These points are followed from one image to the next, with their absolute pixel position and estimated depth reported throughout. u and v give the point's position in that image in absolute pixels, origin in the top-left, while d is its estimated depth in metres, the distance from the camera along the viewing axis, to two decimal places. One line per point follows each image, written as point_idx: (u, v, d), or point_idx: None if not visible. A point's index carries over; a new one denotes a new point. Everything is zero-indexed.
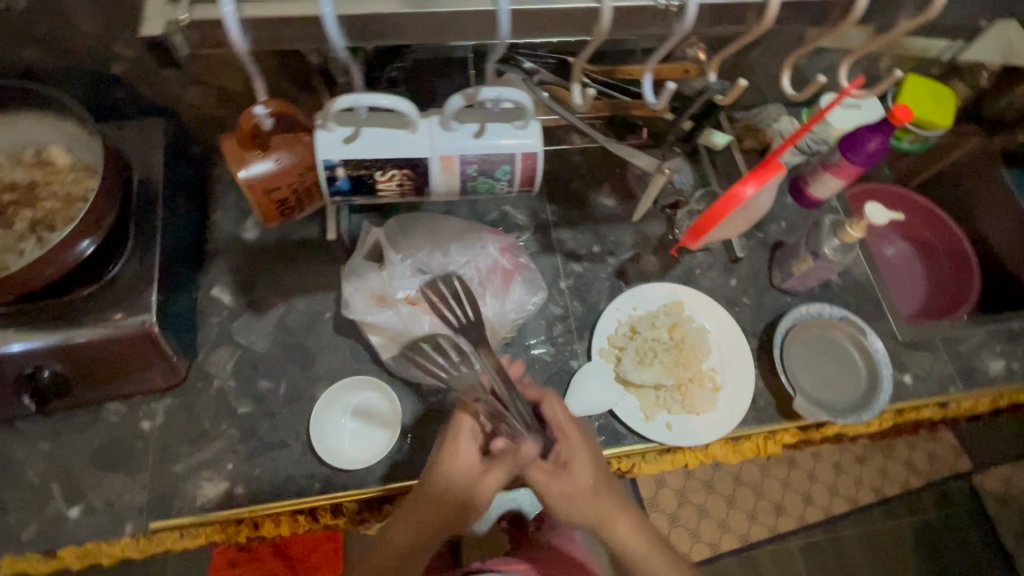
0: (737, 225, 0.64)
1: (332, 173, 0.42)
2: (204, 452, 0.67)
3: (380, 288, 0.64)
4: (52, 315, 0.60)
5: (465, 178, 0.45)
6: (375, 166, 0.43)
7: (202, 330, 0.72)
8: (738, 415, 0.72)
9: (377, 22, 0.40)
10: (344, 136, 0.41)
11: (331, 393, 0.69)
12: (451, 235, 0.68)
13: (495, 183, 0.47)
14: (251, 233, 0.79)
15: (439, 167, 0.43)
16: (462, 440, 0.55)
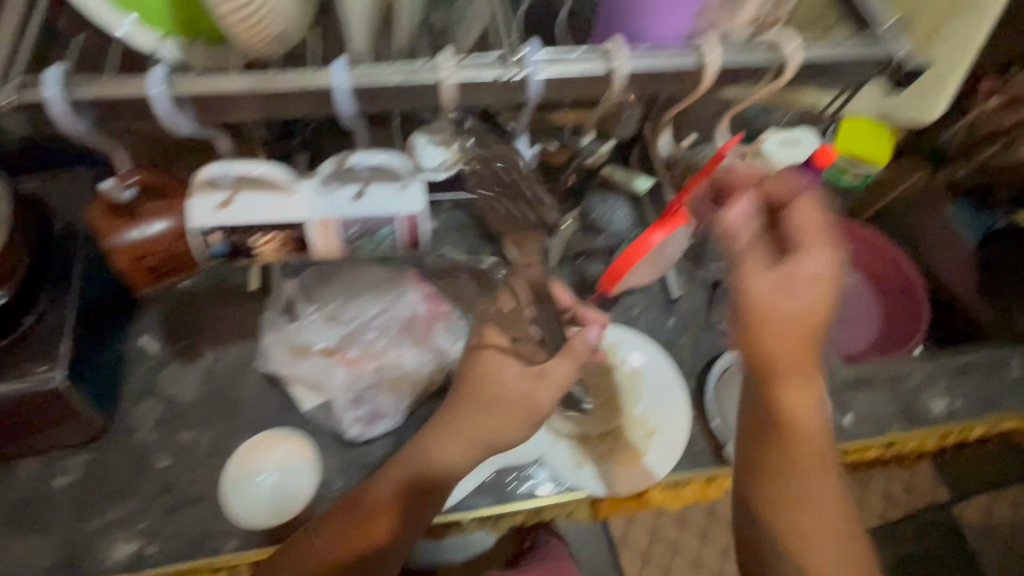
0: (651, 271, 0.65)
1: (207, 237, 0.42)
2: (118, 510, 0.65)
3: (296, 339, 0.64)
4: None
5: (347, 240, 0.44)
6: (251, 230, 0.42)
7: (127, 380, 0.71)
8: (672, 460, 0.71)
9: (220, 99, 0.39)
10: (216, 202, 0.41)
11: (251, 445, 0.67)
12: (371, 283, 0.67)
13: (381, 243, 0.46)
14: (185, 278, 0.77)
15: (318, 231, 0.43)
16: (504, 367, 0.60)
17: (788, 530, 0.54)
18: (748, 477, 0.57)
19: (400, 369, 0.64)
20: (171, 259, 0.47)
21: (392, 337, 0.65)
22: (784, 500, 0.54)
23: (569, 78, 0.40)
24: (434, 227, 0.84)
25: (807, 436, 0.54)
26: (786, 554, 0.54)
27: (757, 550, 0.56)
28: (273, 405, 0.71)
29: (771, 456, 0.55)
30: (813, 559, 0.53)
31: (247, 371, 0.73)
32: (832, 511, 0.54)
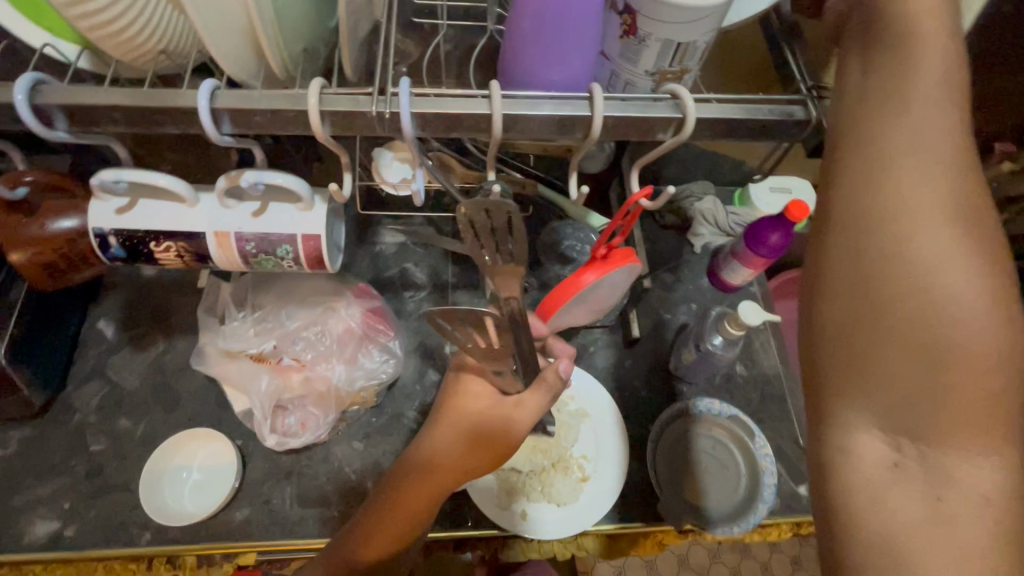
0: (585, 311, 0.62)
1: (103, 241, 0.43)
2: (46, 487, 0.66)
3: (222, 341, 0.64)
4: None
5: (244, 255, 0.45)
6: (147, 238, 0.43)
7: (78, 362, 0.73)
8: (600, 509, 0.67)
9: (92, 110, 0.36)
10: (114, 208, 0.42)
11: (180, 439, 0.69)
12: (310, 293, 0.67)
13: (282, 261, 0.46)
14: (150, 269, 0.79)
15: (213, 243, 0.44)
16: (484, 390, 0.60)
17: (892, 249, 0.38)
18: (828, 179, 0.41)
19: (325, 383, 0.64)
20: (72, 256, 0.49)
21: (324, 350, 0.65)
22: (879, 209, 0.38)
23: (454, 116, 0.38)
24: (400, 243, 0.84)
25: (921, 112, 0.38)
26: (887, 285, 0.37)
27: (828, 292, 0.40)
28: (208, 403, 0.71)
29: (853, 136, 0.40)
30: (910, 280, 0.37)
31: (192, 367, 0.74)
32: (956, 218, 0.37)
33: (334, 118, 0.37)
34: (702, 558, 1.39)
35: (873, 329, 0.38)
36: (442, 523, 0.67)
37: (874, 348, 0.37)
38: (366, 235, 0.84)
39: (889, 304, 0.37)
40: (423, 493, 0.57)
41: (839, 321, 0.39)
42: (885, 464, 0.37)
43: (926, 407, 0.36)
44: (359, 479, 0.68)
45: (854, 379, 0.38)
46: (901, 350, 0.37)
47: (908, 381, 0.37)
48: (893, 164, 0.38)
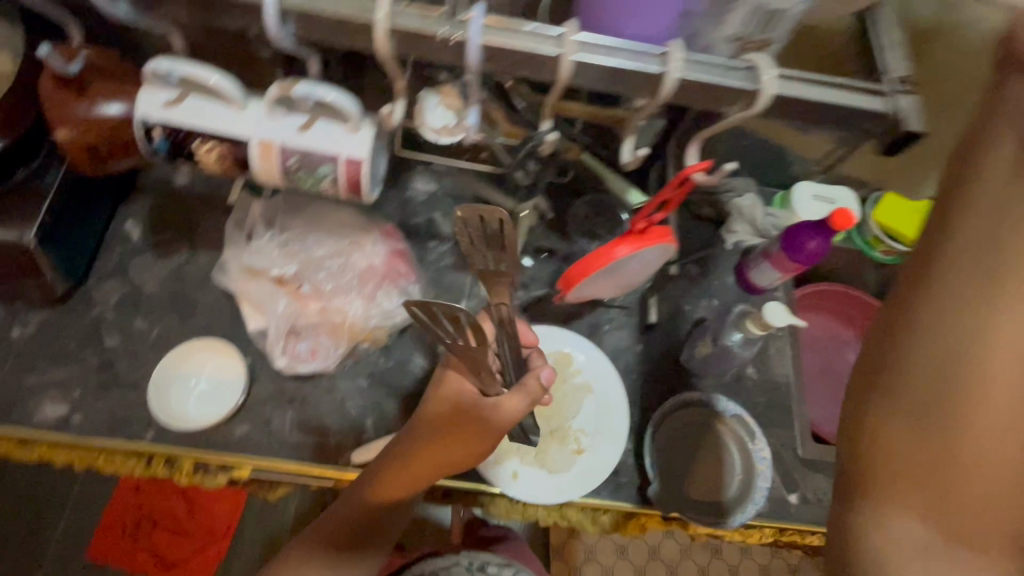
0: (608, 285, 0.61)
1: (148, 130, 0.43)
2: (59, 372, 0.68)
3: (251, 257, 0.65)
4: None
5: (285, 169, 0.45)
6: (192, 135, 0.43)
7: (101, 257, 0.74)
8: (594, 483, 0.68)
9: None
10: (164, 100, 0.42)
11: (191, 348, 0.70)
12: (340, 225, 0.68)
13: (320, 182, 0.46)
14: (182, 178, 0.80)
15: (256, 151, 0.43)
16: (465, 387, 0.59)
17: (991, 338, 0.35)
18: (946, 240, 0.36)
19: (340, 315, 0.65)
20: (115, 140, 0.49)
21: (345, 284, 0.65)
22: (973, 329, 0.35)
23: (519, 52, 0.36)
24: (431, 192, 0.84)
25: None
26: (960, 393, 0.36)
27: (895, 398, 0.38)
28: (223, 318, 0.72)
29: (976, 240, 0.35)
30: (989, 409, 0.35)
31: (212, 281, 0.74)
32: None
33: (401, 34, 0.37)
34: (672, 552, 1.41)
35: (940, 410, 0.36)
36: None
37: (928, 461, 0.37)
38: (398, 179, 0.84)
39: (951, 424, 0.36)
40: (406, 485, 0.60)
41: (903, 427, 0.38)
42: (915, 551, 0.38)
43: (966, 518, 0.37)
44: (359, 415, 0.70)
45: (899, 481, 0.39)
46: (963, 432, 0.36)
47: (953, 498, 0.37)
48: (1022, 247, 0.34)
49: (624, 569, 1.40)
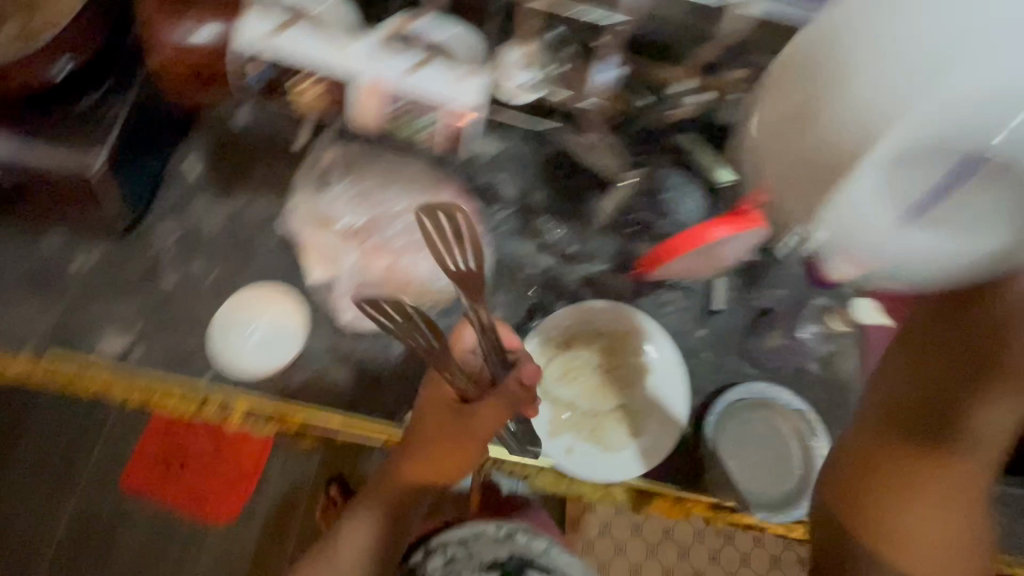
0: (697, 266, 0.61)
1: (258, 59, 0.49)
2: (122, 306, 0.68)
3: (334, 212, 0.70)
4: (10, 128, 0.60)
5: (388, 107, 0.51)
6: (306, 69, 0.50)
7: (161, 192, 0.73)
8: (646, 463, 0.67)
9: None
10: (278, 33, 0.48)
11: (249, 294, 0.68)
12: (414, 181, 0.68)
13: (418, 122, 0.53)
14: (243, 118, 0.77)
15: (364, 88, 0.49)
16: (445, 391, 0.61)
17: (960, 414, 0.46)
18: (876, 390, 0.51)
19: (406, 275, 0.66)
20: (208, 71, 0.56)
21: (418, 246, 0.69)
22: (871, 482, 0.47)
23: None
24: (497, 152, 0.81)
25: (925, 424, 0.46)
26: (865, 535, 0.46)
27: (823, 529, 0.50)
28: (283, 266, 0.71)
29: (873, 421, 0.49)
30: (883, 554, 0.45)
31: (271, 226, 0.73)
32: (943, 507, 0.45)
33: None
34: (687, 533, 1.42)
35: (846, 548, 0.47)
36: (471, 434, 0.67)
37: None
38: None
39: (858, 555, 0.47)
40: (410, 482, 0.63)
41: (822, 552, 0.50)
42: None
43: None
44: None
45: None
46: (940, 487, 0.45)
47: None
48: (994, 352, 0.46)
49: (638, 544, 1.42)
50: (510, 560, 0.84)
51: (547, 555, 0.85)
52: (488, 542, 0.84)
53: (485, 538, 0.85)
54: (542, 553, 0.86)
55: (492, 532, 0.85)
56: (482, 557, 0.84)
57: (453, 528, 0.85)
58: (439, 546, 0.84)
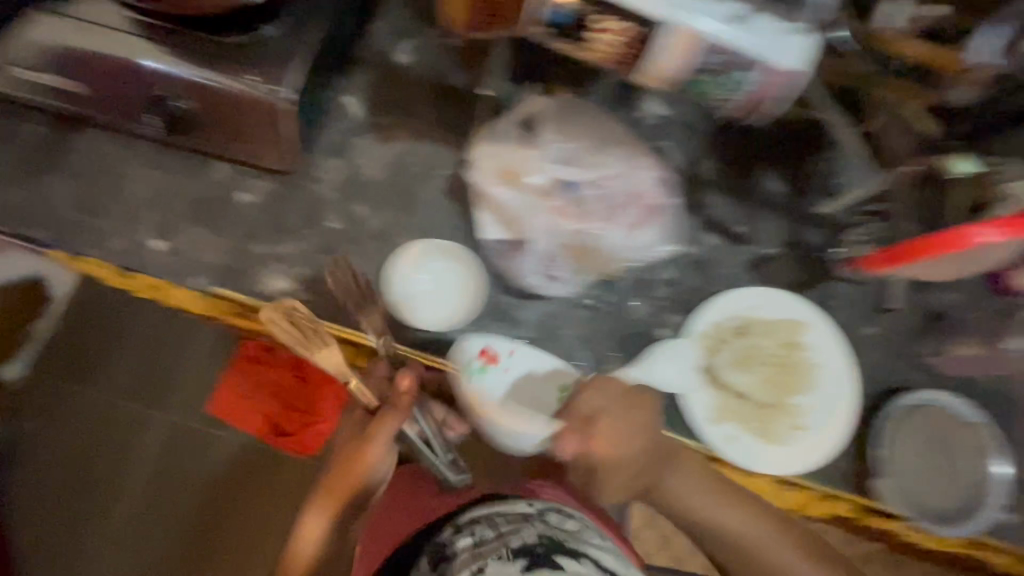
0: (948, 267, 0.60)
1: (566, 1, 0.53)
2: (286, 246, 0.66)
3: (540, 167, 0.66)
4: (194, 47, 0.59)
5: (695, 60, 0.54)
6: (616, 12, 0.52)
7: (325, 129, 0.69)
8: (809, 464, 0.64)
9: None
10: None
11: (416, 249, 0.66)
12: (614, 142, 0.67)
13: (719, 83, 0.57)
14: (404, 58, 0.73)
15: (679, 37, 0.52)
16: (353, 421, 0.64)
17: (658, 497, 0.61)
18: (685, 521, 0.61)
19: (597, 237, 0.65)
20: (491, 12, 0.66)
21: (609, 208, 0.65)
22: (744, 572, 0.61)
23: None
24: (662, 118, 0.75)
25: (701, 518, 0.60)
26: None
27: None
28: (446, 220, 0.68)
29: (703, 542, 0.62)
30: None
31: (432, 175, 0.69)
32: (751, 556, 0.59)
33: None
34: None
35: None
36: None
37: None
38: (626, 98, 0.75)
39: None
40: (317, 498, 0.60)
41: None
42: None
43: None
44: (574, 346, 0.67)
45: None
46: (718, 551, 0.60)
47: None
48: (620, 475, 0.58)
49: None
50: (537, 545, 0.47)
51: (579, 543, 0.49)
52: (515, 524, 0.50)
53: (512, 521, 0.51)
54: (574, 540, 0.49)
55: (522, 508, 0.54)
56: (509, 540, 0.48)
57: (483, 504, 0.56)
58: (466, 523, 0.52)
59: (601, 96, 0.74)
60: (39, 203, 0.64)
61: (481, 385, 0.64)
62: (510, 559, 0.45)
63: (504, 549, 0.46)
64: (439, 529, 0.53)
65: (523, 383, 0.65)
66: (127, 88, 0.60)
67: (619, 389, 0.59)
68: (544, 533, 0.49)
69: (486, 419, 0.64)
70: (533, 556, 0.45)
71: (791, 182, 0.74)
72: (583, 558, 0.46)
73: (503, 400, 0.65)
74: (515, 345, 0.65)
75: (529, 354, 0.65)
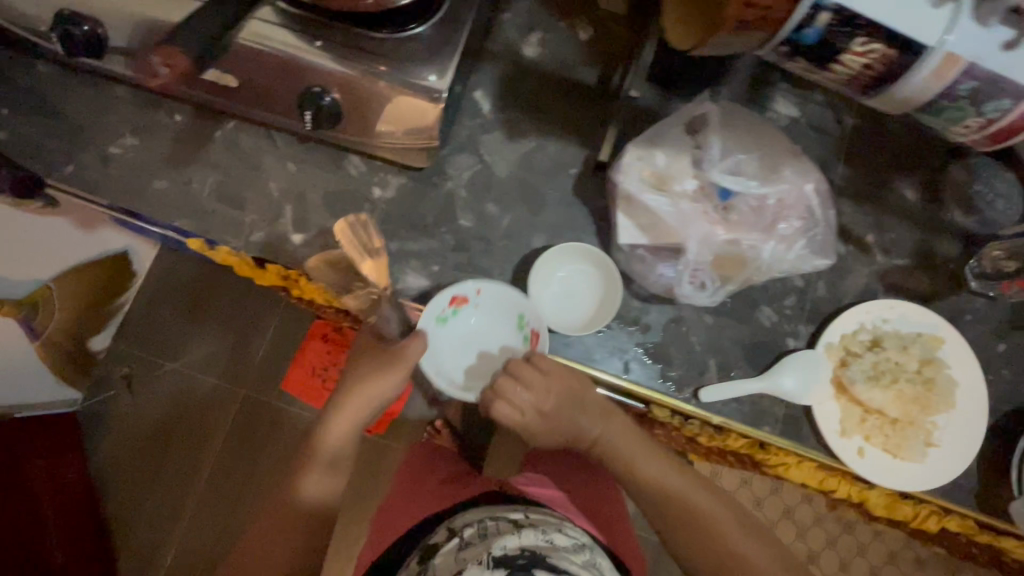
0: None
1: (816, 14, 0.41)
2: (418, 244, 0.66)
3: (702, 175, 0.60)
4: (341, 43, 0.57)
5: (947, 89, 0.45)
6: (867, 34, 0.42)
7: (456, 124, 0.68)
8: (938, 481, 0.65)
9: None
10: None
11: (551, 252, 0.66)
12: (776, 149, 0.62)
13: (966, 112, 0.47)
14: (531, 50, 0.71)
15: (938, 67, 0.43)
16: (365, 348, 0.66)
17: (594, 449, 0.65)
18: (612, 458, 0.64)
19: (753, 250, 0.60)
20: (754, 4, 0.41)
21: (766, 218, 0.60)
22: (610, 459, 0.64)
23: None
24: (793, 118, 0.72)
25: (630, 452, 0.63)
26: (643, 501, 0.63)
27: (657, 524, 0.62)
28: (575, 220, 0.67)
29: (636, 484, 0.63)
30: (654, 502, 0.62)
31: (561, 175, 0.68)
32: (680, 480, 0.63)
33: None
34: None
35: (662, 522, 0.62)
36: (746, 419, 0.66)
37: (681, 537, 0.61)
38: (758, 98, 0.72)
39: (662, 520, 0.62)
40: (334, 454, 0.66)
41: (657, 524, 0.62)
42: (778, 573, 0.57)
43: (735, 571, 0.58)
44: (702, 353, 0.67)
45: (681, 537, 0.61)
46: (651, 508, 0.63)
47: (727, 561, 0.58)
48: (533, 420, 0.64)
49: None
50: (519, 555, 0.57)
51: (560, 556, 0.59)
52: (503, 534, 0.62)
53: (499, 531, 0.63)
54: (554, 552, 0.59)
55: (513, 518, 0.67)
56: (493, 547, 0.59)
57: (481, 511, 0.70)
58: (460, 528, 0.67)
59: (731, 94, 0.71)
60: (178, 192, 0.64)
61: (452, 322, 0.67)
62: (492, 566, 0.55)
63: (485, 557, 0.57)
64: (437, 532, 0.69)
65: (494, 315, 0.67)
66: (273, 83, 0.59)
67: (554, 367, 0.62)
68: (526, 545, 0.59)
69: (455, 355, 0.68)
70: (513, 567, 0.55)
71: (925, 191, 0.72)
72: (561, 571, 0.56)
73: (472, 330, 0.68)
74: (480, 286, 0.64)
75: (496, 291, 0.64)
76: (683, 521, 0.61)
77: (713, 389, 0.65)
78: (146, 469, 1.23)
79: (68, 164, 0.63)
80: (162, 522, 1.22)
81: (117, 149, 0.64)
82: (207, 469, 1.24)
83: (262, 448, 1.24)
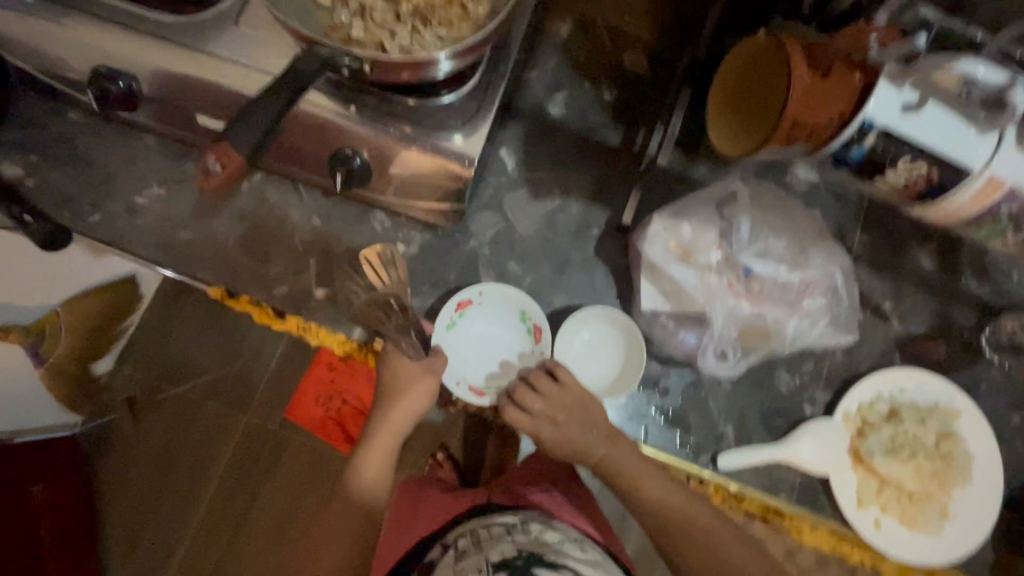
0: None
1: (864, 134, 0.45)
2: (440, 300, 0.66)
3: (728, 249, 0.63)
4: (374, 106, 0.57)
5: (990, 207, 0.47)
6: (910, 152, 0.45)
7: (480, 182, 0.69)
8: (952, 555, 0.65)
9: None
10: (908, 107, 0.43)
11: (578, 314, 0.66)
12: (800, 227, 0.65)
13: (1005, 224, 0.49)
14: (557, 110, 0.71)
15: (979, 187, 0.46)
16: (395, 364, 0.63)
17: (597, 468, 0.62)
18: (615, 476, 0.61)
19: (775, 324, 0.62)
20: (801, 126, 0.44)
21: (790, 294, 0.62)
22: (614, 477, 0.61)
23: None
24: (813, 183, 0.73)
25: (635, 466, 0.60)
26: (643, 517, 0.60)
27: (657, 540, 0.59)
28: (597, 281, 0.68)
29: (636, 500, 0.60)
30: (654, 518, 0.59)
31: (584, 236, 0.69)
32: (682, 495, 0.60)
33: None
34: None
35: (661, 536, 0.59)
36: (763, 485, 0.66)
37: (680, 551, 0.57)
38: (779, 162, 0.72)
39: (663, 535, 0.58)
40: (376, 490, 0.64)
41: (656, 537, 0.59)
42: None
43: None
44: (720, 419, 0.67)
45: (682, 549, 0.57)
46: (648, 521, 0.60)
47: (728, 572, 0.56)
48: (545, 429, 0.63)
49: None
50: (516, 558, 0.55)
51: (558, 555, 0.57)
52: (496, 539, 0.59)
53: (492, 536, 0.60)
54: (552, 551, 0.58)
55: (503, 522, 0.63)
56: (489, 554, 0.57)
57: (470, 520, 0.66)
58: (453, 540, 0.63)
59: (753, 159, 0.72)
60: (203, 243, 0.64)
61: (460, 327, 0.67)
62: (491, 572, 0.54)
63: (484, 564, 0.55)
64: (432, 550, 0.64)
65: (498, 320, 0.67)
66: (305, 143, 0.59)
67: (574, 383, 0.63)
68: (522, 546, 0.58)
69: (469, 363, 0.68)
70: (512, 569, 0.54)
71: (942, 261, 0.72)
72: (560, 568, 0.55)
73: (479, 337, 0.68)
74: (482, 288, 0.65)
75: (498, 291, 0.66)
76: (684, 538, 0.58)
77: (733, 455, 0.65)
78: (153, 483, 1.21)
79: (96, 214, 0.64)
80: (169, 540, 1.20)
81: (146, 200, 0.65)
82: (216, 483, 1.22)
83: (273, 464, 1.22)
